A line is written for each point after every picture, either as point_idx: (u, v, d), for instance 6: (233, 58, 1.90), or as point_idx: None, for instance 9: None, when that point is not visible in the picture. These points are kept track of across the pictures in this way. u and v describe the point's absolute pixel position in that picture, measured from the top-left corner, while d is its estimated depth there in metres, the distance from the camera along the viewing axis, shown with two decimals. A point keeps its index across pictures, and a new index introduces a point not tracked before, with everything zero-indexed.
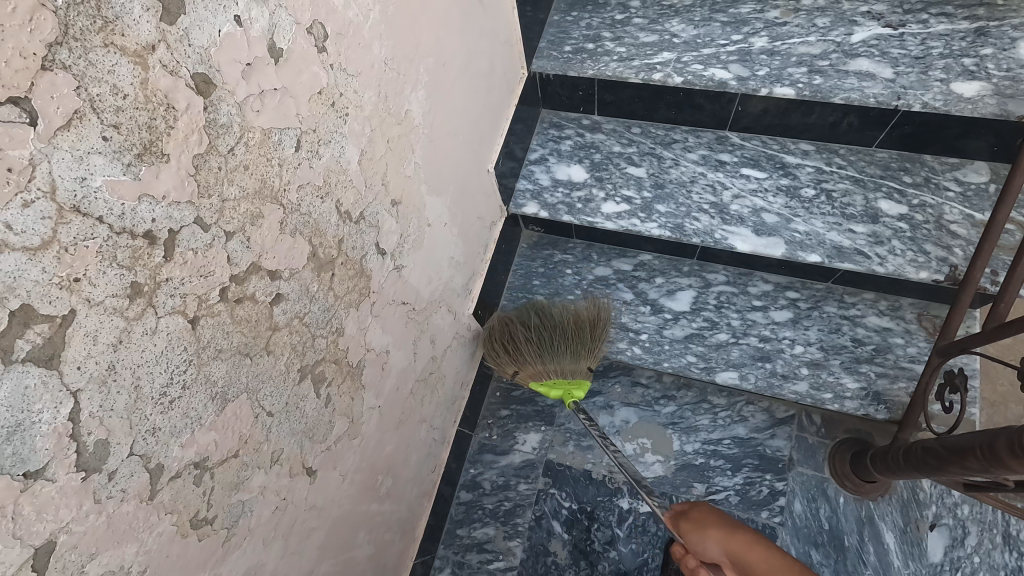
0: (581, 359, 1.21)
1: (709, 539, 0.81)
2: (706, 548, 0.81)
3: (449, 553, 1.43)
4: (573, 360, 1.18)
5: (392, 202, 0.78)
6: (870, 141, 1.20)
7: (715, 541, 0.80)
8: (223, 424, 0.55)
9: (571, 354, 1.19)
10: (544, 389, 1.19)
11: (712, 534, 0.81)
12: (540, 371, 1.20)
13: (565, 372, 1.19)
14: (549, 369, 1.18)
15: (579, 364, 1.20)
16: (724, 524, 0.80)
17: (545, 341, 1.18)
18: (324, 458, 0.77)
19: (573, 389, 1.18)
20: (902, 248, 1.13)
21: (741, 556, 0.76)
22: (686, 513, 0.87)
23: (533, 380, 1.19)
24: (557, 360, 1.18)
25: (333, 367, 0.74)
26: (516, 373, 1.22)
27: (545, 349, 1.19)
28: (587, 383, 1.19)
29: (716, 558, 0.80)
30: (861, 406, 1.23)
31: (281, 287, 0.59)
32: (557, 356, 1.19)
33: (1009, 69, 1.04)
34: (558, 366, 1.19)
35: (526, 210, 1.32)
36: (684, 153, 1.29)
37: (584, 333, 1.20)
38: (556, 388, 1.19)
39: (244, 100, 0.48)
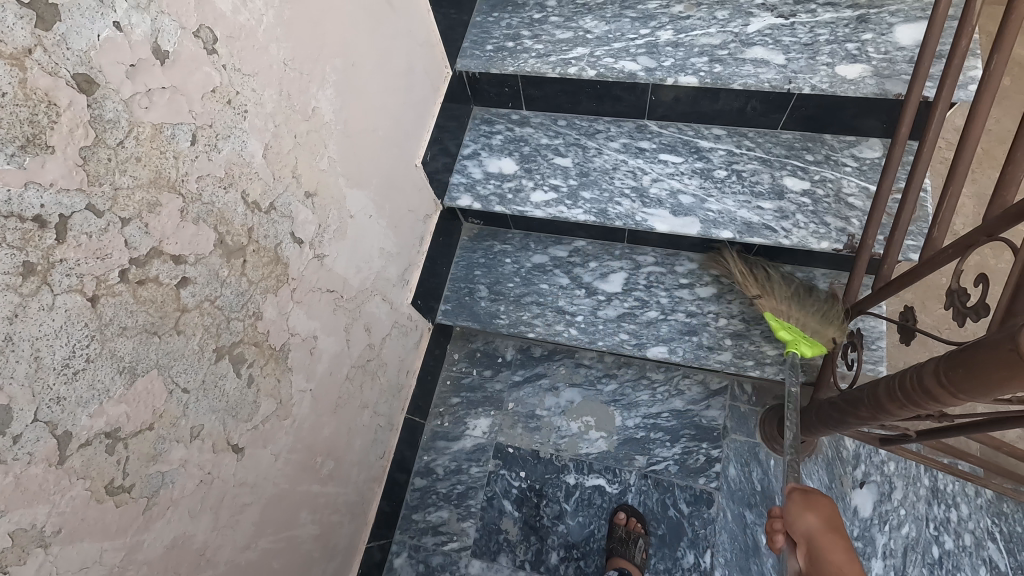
0: (836, 329, 1.18)
1: (808, 515, 0.82)
2: (800, 526, 0.82)
3: (406, 537, 1.48)
4: (822, 319, 1.20)
5: (306, 193, 0.84)
6: (774, 124, 1.29)
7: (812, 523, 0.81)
8: (134, 397, 0.60)
9: (820, 315, 1.21)
10: (777, 322, 1.21)
11: (811, 520, 0.81)
12: (777, 310, 1.24)
13: (806, 327, 1.21)
14: (791, 309, 1.22)
15: (827, 330, 1.20)
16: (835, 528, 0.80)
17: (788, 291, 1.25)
18: (251, 436, 0.82)
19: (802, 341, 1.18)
20: (805, 221, 1.22)
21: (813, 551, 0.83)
22: (805, 495, 0.85)
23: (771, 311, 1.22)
24: (806, 311, 1.22)
25: (254, 349, 0.79)
26: (759, 295, 1.25)
27: (794, 298, 1.24)
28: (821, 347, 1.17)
29: (800, 536, 0.82)
30: (781, 371, 1.31)
31: (186, 271, 0.64)
32: (803, 311, 1.22)
33: (887, 52, 1.13)
34: (802, 317, 1.22)
35: (460, 203, 1.38)
36: (606, 143, 1.36)
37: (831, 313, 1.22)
38: (788, 328, 1.20)
39: (130, 98, 0.53)
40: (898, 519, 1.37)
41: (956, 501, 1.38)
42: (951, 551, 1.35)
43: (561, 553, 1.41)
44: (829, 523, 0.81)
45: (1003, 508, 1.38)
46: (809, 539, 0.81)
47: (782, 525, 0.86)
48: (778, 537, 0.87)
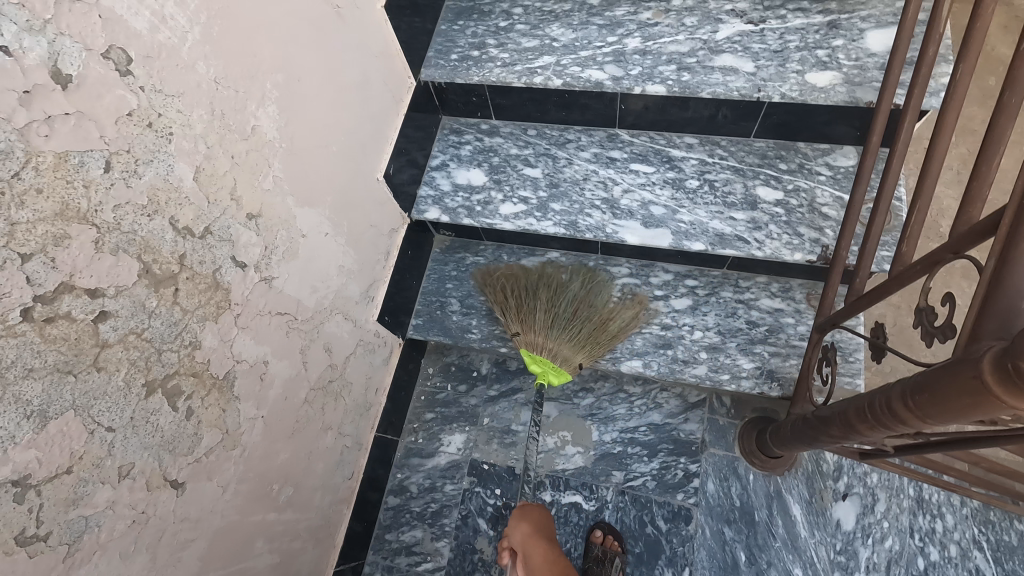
0: (582, 357, 1.30)
1: (516, 526, 1.26)
2: (512, 535, 1.26)
3: (379, 558, 1.44)
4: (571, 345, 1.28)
5: (249, 216, 0.80)
6: (747, 132, 1.26)
7: (521, 531, 1.24)
8: (45, 441, 0.57)
9: (573, 342, 1.29)
10: (530, 358, 1.29)
11: (520, 528, 1.25)
12: (536, 343, 1.31)
13: (557, 355, 1.29)
14: (542, 345, 1.29)
15: (574, 358, 1.29)
16: (536, 529, 1.24)
17: (559, 321, 1.29)
18: (193, 470, 0.78)
19: (551, 375, 1.27)
20: (778, 232, 1.19)
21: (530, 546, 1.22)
22: (526, 507, 1.28)
23: (525, 348, 1.31)
24: (556, 341, 1.28)
25: (192, 380, 0.75)
26: (518, 333, 1.32)
27: (555, 324, 1.30)
28: (564, 374, 1.27)
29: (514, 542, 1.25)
30: (757, 385, 1.28)
31: (106, 305, 0.61)
32: (559, 341, 1.29)
33: (857, 59, 1.10)
34: (552, 347, 1.29)
35: (428, 216, 1.35)
36: (577, 152, 1.34)
37: (599, 339, 1.31)
38: (537, 363, 1.28)
39: (25, 126, 0.50)
40: (881, 532, 1.34)
41: (939, 511, 1.35)
42: (935, 562, 1.32)
43: None
44: (535, 530, 1.24)
45: (989, 516, 1.35)
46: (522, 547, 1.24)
47: (506, 544, 1.28)
48: (506, 552, 1.29)
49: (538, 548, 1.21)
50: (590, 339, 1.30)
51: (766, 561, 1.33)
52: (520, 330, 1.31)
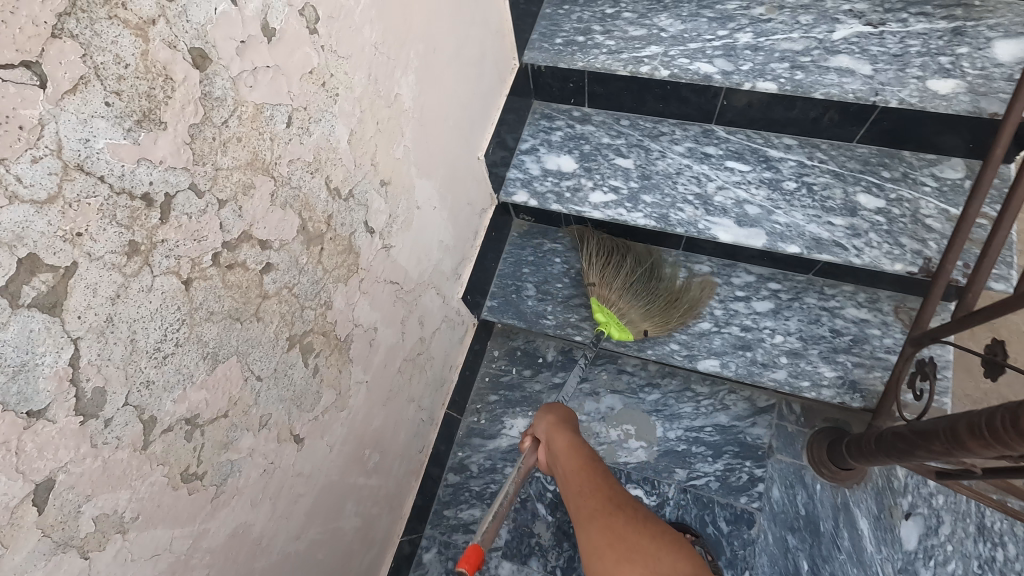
0: (651, 324, 1.32)
1: (541, 422, 0.93)
2: (537, 430, 0.93)
3: (436, 533, 1.45)
4: (641, 313, 1.31)
5: (382, 182, 0.81)
6: (850, 137, 1.24)
7: (544, 422, 0.92)
8: (214, 383, 0.58)
9: (643, 309, 1.32)
10: (597, 308, 1.32)
11: (544, 420, 0.92)
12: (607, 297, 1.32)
13: (626, 315, 1.31)
14: (614, 300, 1.30)
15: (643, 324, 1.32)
16: (562, 420, 0.92)
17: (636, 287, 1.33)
18: (312, 427, 0.80)
19: (614, 328, 1.30)
20: (878, 241, 1.17)
21: (553, 440, 0.89)
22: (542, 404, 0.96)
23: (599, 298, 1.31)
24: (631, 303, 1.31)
25: (321, 339, 0.77)
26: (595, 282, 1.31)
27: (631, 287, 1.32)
28: (627, 335, 1.31)
29: (540, 435, 0.93)
30: (838, 394, 1.26)
31: (270, 257, 0.62)
32: (630, 304, 1.31)
33: (983, 68, 1.08)
34: (626, 307, 1.32)
35: (516, 198, 1.35)
36: (671, 146, 1.33)
37: (662, 306, 1.33)
38: (612, 319, 1.29)
39: (237, 75, 0.51)
40: (944, 555, 1.30)
41: (1002, 541, 1.28)
42: None
43: None
44: (562, 420, 0.92)
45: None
46: (553, 438, 0.90)
47: (529, 431, 0.96)
48: (527, 439, 0.97)
49: (565, 439, 0.88)
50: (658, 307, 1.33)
51: (830, 572, 1.31)
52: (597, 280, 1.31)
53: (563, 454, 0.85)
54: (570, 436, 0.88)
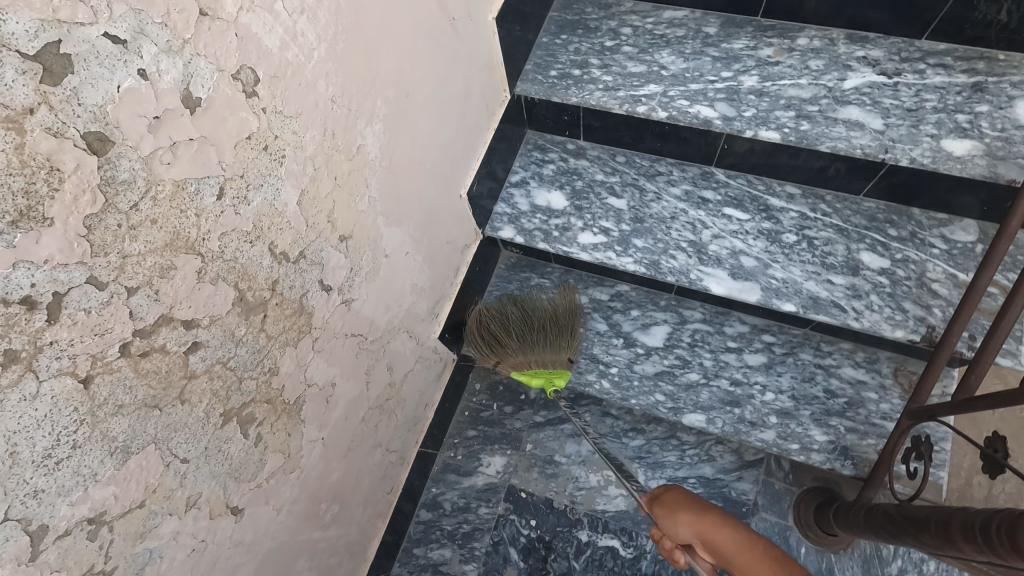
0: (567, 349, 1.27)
1: (680, 525, 0.79)
2: (677, 534, 0.80)
3: (404, 572, 1.41)
4: (553, 351, 1.25)
5: (341, 237, 0.76)
6: (857, 190, 1.17)
7: (687, 525, 0.78)
8: (125, 476, 0.53)
9: (552, 345, 1.26)
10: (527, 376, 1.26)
11: (681, 519, 0.79)
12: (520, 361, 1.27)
13: (546, 361, 1.26)
14: (532, 361, 1.25)
15: (562, 355, 1.26)
16: (704, 513, 0.77)
17: (527, 338, 1.25)
18: (253, 495, 0.75)
19: (555, 378, 1.25)
20: (879, 304, 1.10)
21: (711, 538, 0.76)
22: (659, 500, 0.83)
23: (516, 370, 1.25)
24: (538, 351, 1.25)
25: (265, 406, 0.72)
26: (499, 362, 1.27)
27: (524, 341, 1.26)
28: (568, 372, 1.25)
29: (685, 539, 0.79)
30: (828, 460, 1.20)
31: (198, 335, 0.57)
32: (538, 349, 1.26)
33: (1003, 129, 1.00)
34: (539, 358, 1.25)
35: (502, 234, 1.29)
36: (667, 187, 1.26)
37: (565, 330, 1.27)
38: (538, 376, 1.25)
39: (150, 154, 0.46)
40: None
41: None
42: None
43: None
44: (697, 507, 0.79)
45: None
46: (700, 538, 0.77)
47: (668, 537, 0.82)
48: (676, 550, 0.83)
49: (726, 533, 0.74)
50: (562, 336, 1.27)
51: None
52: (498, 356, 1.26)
53: (732, 548, 0.73)
54: (724, 525, 0.75)
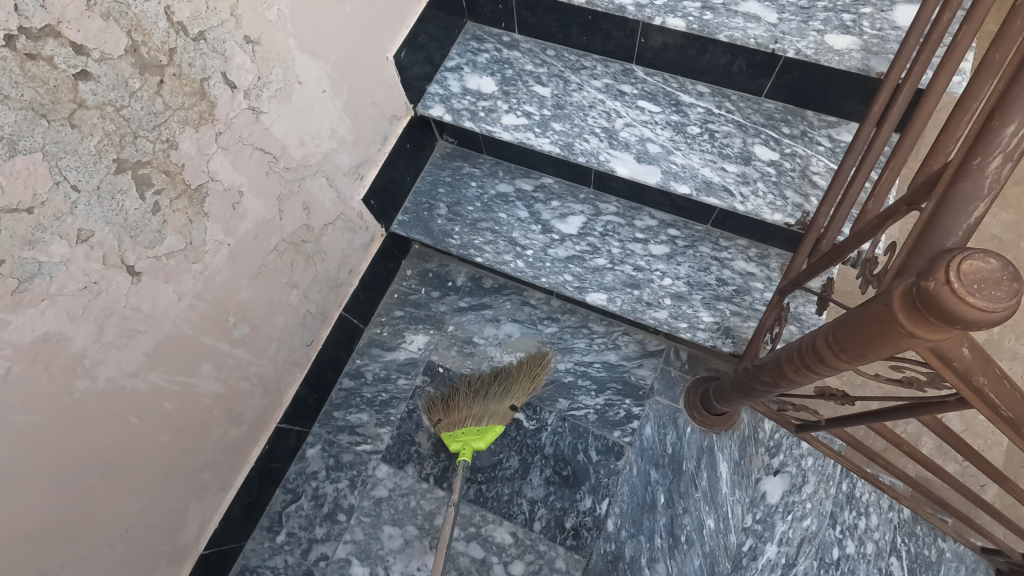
0: (511, 400, 1.43)
1: None
2: None
3: (323, 431, 1.50)
4: (494, 403, 1.43)
5: (245, 38, 0.84)
6: (759, 90, 1.26)
7: None
8: (11, 171, 0.62)
9: (497, 396, 1.44)
10: (450, 435, 1.39)
11: None
12: (459, 422, 1.42)
13: (480, 419, 1.41)
14: (473, 408, 1.42)
15: (503, 407, 1.43)
16: None
17: (480, 389, 1.45)
18: (152, 266, 0.83)
19: (472, 441, 1.35)
20: (764, 190, 1.20)
21: None
22: None
23: (446, 429, 1.41)
24: (480, 404, 1.43)
25: (163, 176, 0.80)
26: (440, 420, 1.44)
27: (478, 392, 1.45)
28: (497, 429, 1.37)
29: None
30: (711, 338, 1.30)
31: (89, 66, 0.67)
32: (482, 403, 1.43)
33: (880, 29, 1.12)
34: (475, 410, 1.42)
35: (432, 112, 1.36)
36: (589, 80, 1.34)
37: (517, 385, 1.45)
38: (458, 439, 1.37)
39: None
40: (802, 510, 1.39)
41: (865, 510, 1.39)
42: (848, 554, 1.36)
43: (466, 474, 1.43)
44: None
45: (914, 530, 1.39)
46: None
47: None
48: None
49: None
50: (508, 385, 1.45)
51: (684, 507, 1.37)
52: (445, 414, 1.43)
53: None
54: None
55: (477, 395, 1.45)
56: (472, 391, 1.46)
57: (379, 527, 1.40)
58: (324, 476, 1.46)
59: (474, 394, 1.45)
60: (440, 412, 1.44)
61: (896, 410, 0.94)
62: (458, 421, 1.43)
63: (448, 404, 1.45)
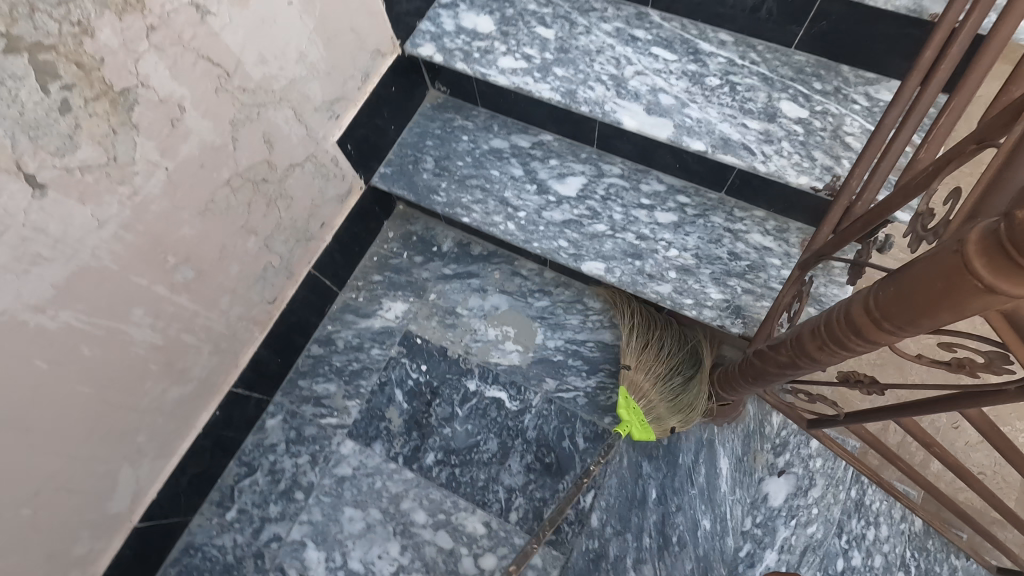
0: (681, 421, 1.22)
1: None
2: None
3: (286, 401, 1.36)
4: (670, 407, 1.21)
5: None
6: (788, 40, 1.12)
7: None
8: None
9: (678, 400, 1.22)
10: (622, 400, 1.22)
11: None
12: (631, 386, 1.24)
13: (650, 409, 1.22)
14: (648, 395, 1.22)
15: (675, 414, 1.22)
16: None
17: (674, 374, 1.24)
18: (62, 180, 0.70)
19: (631, 430, 1.20)
20: (789, 150, 1.06)
21: None
22: None
23: (626, 386, 1.23)
24: (660, 395, 1.22)
25: (74, 70, 0.67)
26: (627, 368, 1.24)
27: (667, 377, 1.24)
28: (646, 439, 1.20)
29: None
30: (718, 317, 1.16)
31: None
32: (663, 394, 1.22)
33: None
34: (654, 398, 1.22)
35: (422, 51, 1.21)
36: (598, 23, 1.20)
37: (696, 393, 1.22)
38: (626, 410, 1.21)
39: None
40: (807, 516, 1.26)
41: (875, 520, 1.27)
42: (856, 567, 1.23)
43: (438, 456, 1.30)
44: None
45: (926, 544, 1.27)
46: None
47: None
48: None
49: None
50: (694, 396, 1.22)
51: (677, 505, 1.23)
52: (633, 364, 1.24)
53: None
54: None
55: (665, 371, 1.24)
56: (668, 370, 1.24)
57: (339, 508, 1.27)
58: (283, 449, 1.33)
59: (665, 368, 1.24)
60: (631, 355, 1.25)
61: (929, 401, 0.80)
62: (631, 385, 1.24)
63: (648, 363, 1.24)
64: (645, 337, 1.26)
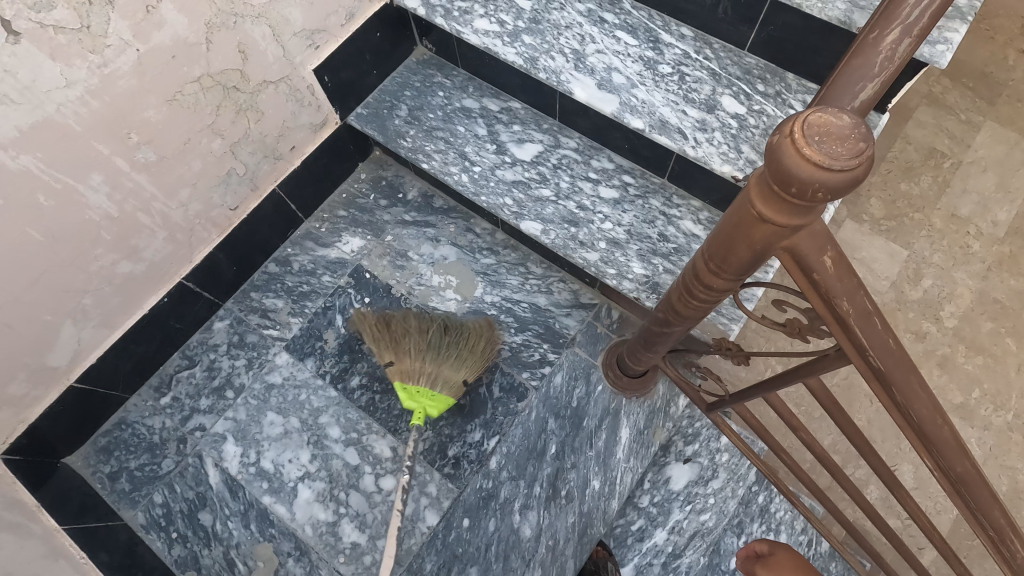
0: (466, 373, 1.31)
1: None
2: None
3: (236, 308, 1.46)
4: (451, 370, 1.29)
5: None
6: (742, 42, 1.19)
7: None
8: None
9: (452, 362, 1.30)
10: (406, 390, 1.28)
11: None
12: (410, 373, 1.29)
13: (434, 381, 1.29)
14: (423, 370, 1.28)
15: (459, 373, 1.31)
16: None
17: (434, 344, 1.30)
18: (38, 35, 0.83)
19: (428, 406, 1.27)
20: (720, 141, 1.13)
21: None
22: None
23: (399, 380, 1.28)
24: (434, 365, 1.29)
25: None
26: (391, 364, 1.30)
27: (430, 349, 1.30)
28: (446, 404, 1.28)
29: None
30: (636, 290, 1.23)
31: None
32: (439, 361, 1.30)
33: None
34: (433, 369, 1.29)
35: (408, 3, 1.31)
36: (573, 2, 1.29)
37: (468, 352, 1.32)
38: (416, 395, 1.27)
39: None
40: (702, 504, 1.32)
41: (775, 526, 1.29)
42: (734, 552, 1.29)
43: (363, 380, 1.39)
44: None
45: (828, 566, 1.30)
46: None
47: None
48: None
49: None
50: (455, 354, 1.31)
51: (573, 463, 1.31)
52: (396, 360, 1.29)
53: None
54: None
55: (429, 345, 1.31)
56: (417, 344, 1.30)
57: (263, 412, 1.36)
58: (224, 350, 1.42)
59: (423, 344, 1.31)
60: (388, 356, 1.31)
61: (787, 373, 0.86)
62: (411, 371, 1.29)
63: (408, 355, 1.30)
64: (386, 337, 1.32)
